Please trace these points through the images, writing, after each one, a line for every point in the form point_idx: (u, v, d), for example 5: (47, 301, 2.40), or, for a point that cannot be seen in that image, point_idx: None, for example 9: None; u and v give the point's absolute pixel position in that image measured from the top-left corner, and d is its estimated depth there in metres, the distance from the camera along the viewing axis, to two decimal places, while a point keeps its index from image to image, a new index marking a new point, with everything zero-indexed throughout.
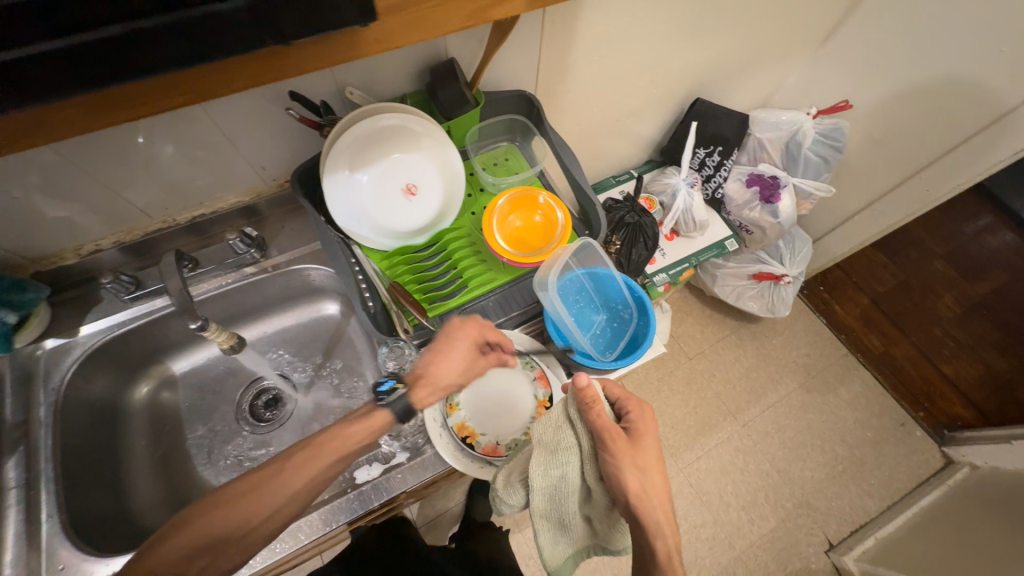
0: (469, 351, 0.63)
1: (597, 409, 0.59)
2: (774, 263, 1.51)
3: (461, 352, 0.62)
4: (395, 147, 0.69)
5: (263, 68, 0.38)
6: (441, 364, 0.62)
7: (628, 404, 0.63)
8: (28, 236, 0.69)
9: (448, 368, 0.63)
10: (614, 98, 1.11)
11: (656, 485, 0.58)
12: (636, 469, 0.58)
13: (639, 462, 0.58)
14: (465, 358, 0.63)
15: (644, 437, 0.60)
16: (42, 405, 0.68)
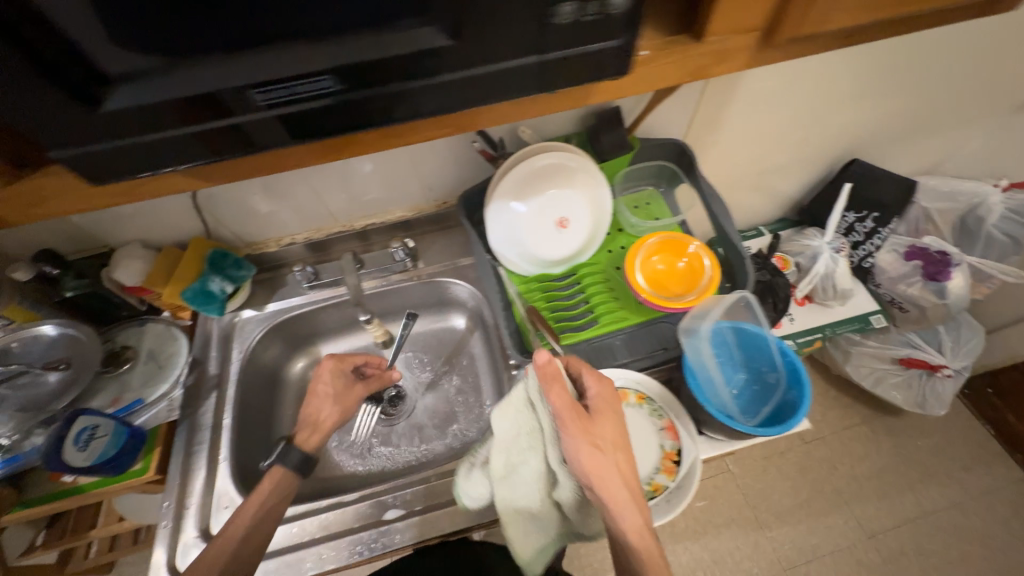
0: (361, 389, 0.77)
1: (558, 389, 0.58)
2: (930, 350, 1.29)
3: (328, 382, 0.74)
4: (554, 182, 0.74)
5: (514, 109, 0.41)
6: (315, 409, 0.73)
7: (586, 378, 0.60)
8: (251, 226, 0.85)
9: (325, 414, 0.73)
10: (758, 153, 1.08)
11: (623, 467, 0.56)
12: (599, 452, 0.55)
13: (602, 442, 0.56)
14: (338, 394, 0.75)
15: (604, 411, 0.58)
16: (233, 363, 0.82)
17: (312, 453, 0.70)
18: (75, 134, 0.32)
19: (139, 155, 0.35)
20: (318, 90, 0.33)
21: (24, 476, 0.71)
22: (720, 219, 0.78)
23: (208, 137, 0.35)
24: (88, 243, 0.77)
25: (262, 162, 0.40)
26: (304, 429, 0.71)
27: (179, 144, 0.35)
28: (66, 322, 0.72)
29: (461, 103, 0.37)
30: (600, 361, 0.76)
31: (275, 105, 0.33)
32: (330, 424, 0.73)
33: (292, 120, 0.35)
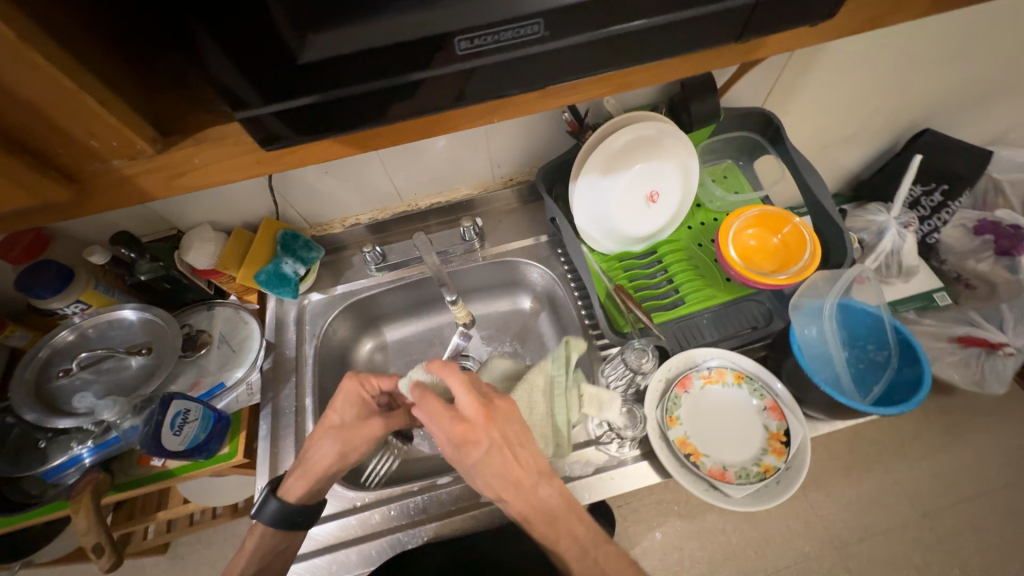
0: (376, 426, 0.65)
1: (430, 404, 0.57)
2: (991, 328, 1.17)
3: (340, 412, 0.65)
4: (647, 155, 0.70)
5: (681, 67, 0.39)
6: (313, 450, 0.64)
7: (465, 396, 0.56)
8: (317, 205, 0.82)
9: (323, 456, 0.63)
10: (829, 123, 1.02)
11: (513, 470, 0.55)
12: (478, 457, 0.55)
13: (484, 451, 0.55)
14: (342, 435, 0.64)
15: (491, 419, 0.56)
16: (309, 345, 0.82)
17: (296, 503, 0.61)
18: (262, 86, 0.30)
19: (310, 116, 0.33)
20: (517, 39, 0.31)
21: (113, 461, 0.71)
22: (811, 186, 0.71)
23: (385, 96, 0.33)
24: (159, 225, 0.76)
25: (415, 129, 0.38)
26: (299, 472, 0.63)
27: (355, 103, 0.33)
28: (143, 306, 0.72)
29: (642, 56, 0.35)
30: (687, 341, 0.72)
31: (471, 56, 0.31)
32: (322, 469, 0.63)
33: (477, 75, 0.33)
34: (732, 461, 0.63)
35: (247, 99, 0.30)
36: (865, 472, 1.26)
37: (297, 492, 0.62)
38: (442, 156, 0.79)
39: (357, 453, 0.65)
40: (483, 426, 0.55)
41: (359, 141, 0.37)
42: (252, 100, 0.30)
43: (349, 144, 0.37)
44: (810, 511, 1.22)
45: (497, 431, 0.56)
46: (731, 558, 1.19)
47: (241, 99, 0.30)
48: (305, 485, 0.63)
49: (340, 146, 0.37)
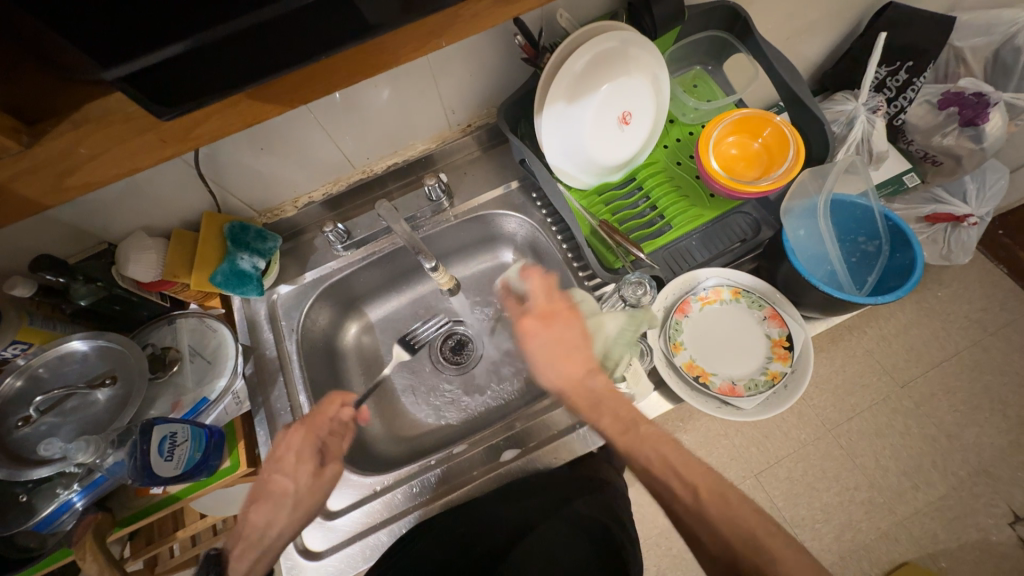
0: (330, 468, 0.65)
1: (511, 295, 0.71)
2: (955, 202, 1.26)
3: (289, 464, 0.64)
4: (615, 71, 0.63)
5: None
6: (256, 517, 0.63)
7: (532, 277, 0.67)
8: (260, 190, 0.74)
9: (274, 527, 0.62)
10: (792, 10, 0.95)
11: (562, 368, 0.62)
12: (539, 342, 0.65)
13: (542, 347, 0.64)
14: (280, 494, 0.63)
15: (551, 320, 0.65)
16: (289, 340, 0.77)
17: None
18: (139, 30, 0.26)
19: (208, 65, 0.29)
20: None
21: (108, 498, 0.67)
22: (786, 80, 0.66)
23: (292, 27, 0.30)
24: (85, 241, 0.67)
25: (381, 55, 0.35)
26: (238, 542, 0.63)
27: (257, 38, 0.29)
28: (93, 333, 0.64)
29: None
30: (679, 265, 0.71)
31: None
32: (275, 533, 0.62)
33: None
34: (740, 375, 0.64)
35: (125, 52, 0.26)
36: (848, 357, 1.34)
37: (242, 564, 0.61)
38: (387, 110, 0.70)
39: (305, 497, 0.63)
40: (542, 322, 0.65)
41: (282, 95, 0.34)
42: (129, 52, 0.26)
43: (271, 101, 0.34)
44: (803, 402, 1.30)
45: (546, 301, 0.66)
46: (736, 457, 1.27)
47: (118, 53, 0.26)
48: (247, 557, 0.61)
49: (261, 104, 0.34)
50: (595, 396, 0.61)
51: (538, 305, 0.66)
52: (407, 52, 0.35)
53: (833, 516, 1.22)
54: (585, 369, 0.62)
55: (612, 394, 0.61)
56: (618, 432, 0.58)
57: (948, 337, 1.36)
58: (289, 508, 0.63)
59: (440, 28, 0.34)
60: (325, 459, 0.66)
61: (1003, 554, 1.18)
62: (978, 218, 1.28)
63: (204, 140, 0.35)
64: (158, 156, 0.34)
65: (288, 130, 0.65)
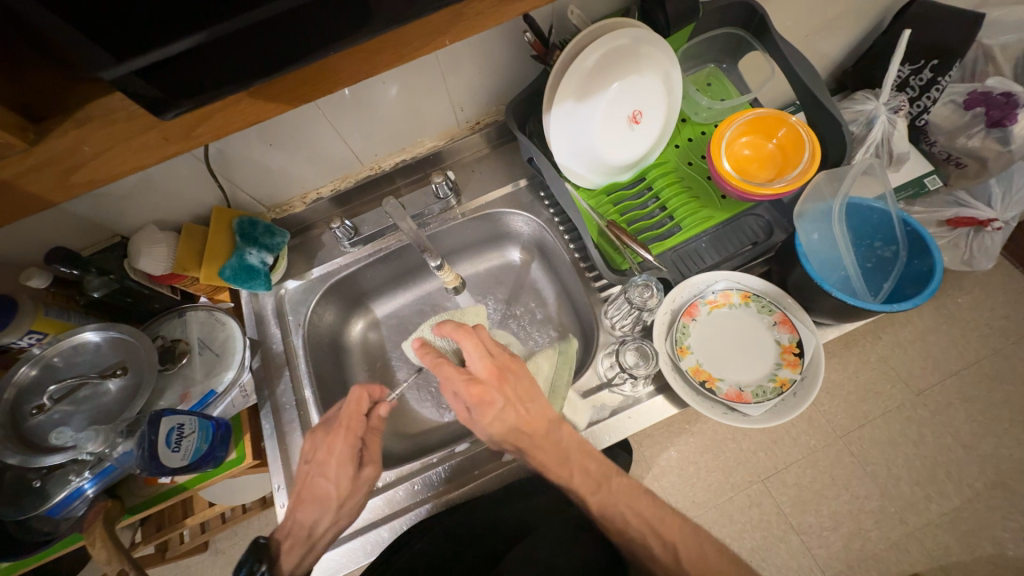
0: (369, 468, 0.64)
1: (441, 363, 0.63)
2: (980, 206, 1.22)
3: (332, 471, 0.62)
4: (626, 69, 0.62)
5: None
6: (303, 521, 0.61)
7: (469, 345, 0.63)
8: (269, 186, 0.74)
9: (322, 527, 0.61)
10: (812, 5, 0.92)
11: (520, 424, 0.59)
12: (496, 412, 0.59)
13: (497, 413, 0.60)
14: (325, 496, 0.61)
15: (501, 379, 0.61)
16: (295, 335, 0.77)
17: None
18: (140, 27, 0.26)
19: (209, 64, 0.29)
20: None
21: (119, 485, 0.69)
22: (804, 80, 0.65)
23: (291, 28, 0.29)
24: (99, 233, 0.68)
25: (384, 51, 0.34)
26: (286, 541, 0.61)
27: (257, 39, 0.29)
28: (105, 324, 0.66)
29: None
30: (687, 267, 0.70)
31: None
32: (323, 537, 0.61)
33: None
34: (747, 381, 0.62)
35: (125, 48, 0.26)
36: (861, 362, 1.31)
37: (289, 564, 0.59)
38: (396, 107, 0.70)
39: (351, 503, 0.63)
40: (495, 384, 0.61)
41: (283, 93, 0.34)
42: (130, 50, 0.26)
43: (273, 99, 0.34)
44: (814, 408, 1.28)
45: (490, 364, 0.62)
46: (743, 462, 1.26)
47: (120, 50, 0.26)
48: (293, 558, 0.60)
49: (262, 102, 0.34)
50: (560, 452, 0.59)
51: (484, 373, 0.61)
52: (409, 51, 0.35)
53: (842, 525, 1.20)
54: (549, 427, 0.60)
55: (581, 448, 0.59)
56: (590, 490, 0.59)
57: (967, 345, 1.32)
58: (334, 516, 0.61)
59: (443, 25, 0.34)
60: (365, 465, 0.64)
61: (1020, 570, 1.15)
62: (1004, 223, 1.24)
63: (207, 137, 0.35)
64: (163, 153, 0.34)
65: (296, 126, 0.66)
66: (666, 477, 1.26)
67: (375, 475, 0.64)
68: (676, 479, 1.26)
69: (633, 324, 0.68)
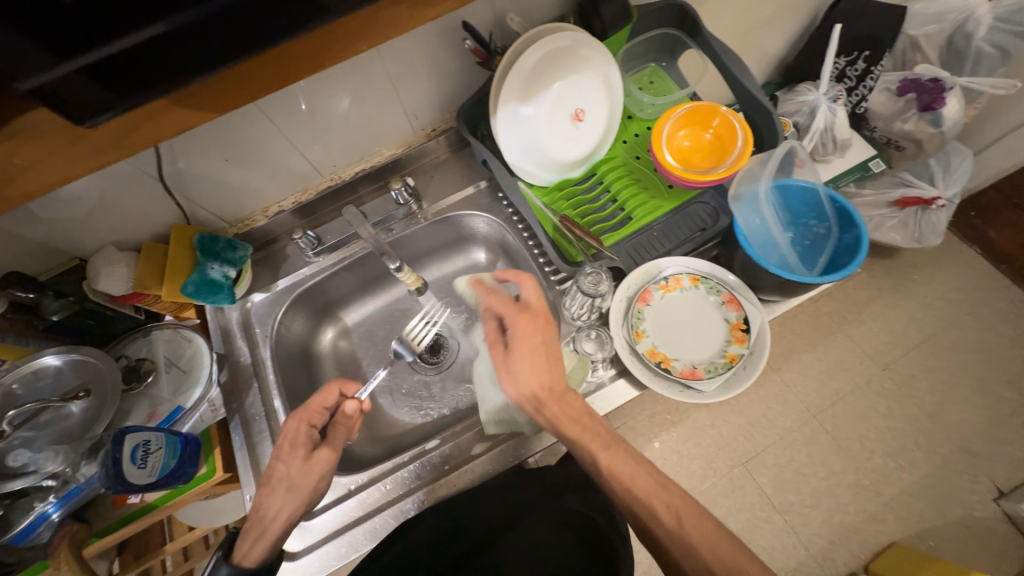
0: (325, 454, 0.64)
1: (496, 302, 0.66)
2: (923, 185, 1.30)
3: (287, 454, 0.64)
4: (565, 70, 0.66)
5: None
6: (264, 506, 0.62)
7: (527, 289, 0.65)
8: (229, 201, 0.75)
9: (278, 512, 0.61)
10: (747, 5, 0.98)
11: (547, 379, 0.61)
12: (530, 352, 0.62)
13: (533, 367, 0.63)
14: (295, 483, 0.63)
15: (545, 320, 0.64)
16: (263, 347, 0.78)
17: (253, 566, 0.58)
18: (58, 39, 0.27)
19: (132, 72, 0.30)
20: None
21: (86, 508, 0.68)
22: (737, 76, 0.70)
23: (194, 37, 0.30)
24: (54, 257, 0.68)
25: (309, 57, 0.36)
26: (249, 534, 0.61)
27: (159, 48, 0.30)
28: (66, 347, 0.65)
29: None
30: (641, 255, 0.73)
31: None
32: (280, 522, 0.61)
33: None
34: (700, 359, 0.65)
35: (41, 58, 0.27)
36: (829, 341, 1.37)
37: (252, 557, 0.59)
38: (350, 118, 0.72)
39: (312, 487, 0.63)
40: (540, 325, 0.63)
41: (210, 103, 0.35)
42: (48, 57, 0.27)
43: (199, 108, 0.35)
44: (787, 389, 1.32)
45: (540, 301, 0.65)
46: (724, 447, 1.28)
47: (37, 57, 0.27)
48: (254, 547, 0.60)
49: (189, 111, 0.35)
50: (574, 411, 0.61)
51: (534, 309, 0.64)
52: (319, 57, 0.36)
53: (821, 500, 1.23)
54: (565, 392, 0.61)
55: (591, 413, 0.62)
56: (600, 447, 0.60)
57: (925, 319, 1.39)
58: (293, 495, 0.62)
59: (351, 32, 0.35)
60: (323, 446, 0.65)
61: (989, 530, 1.20)
62: (947, 200, 1.32)
63: (139, 147, 0.36)
64: (93, 163, 0.36)
65: (250, 140, 0.67)
66: None
67: (330, 458, 0.64)
68: (661, 469, 1.28)
69: (590, 313, 0.71)
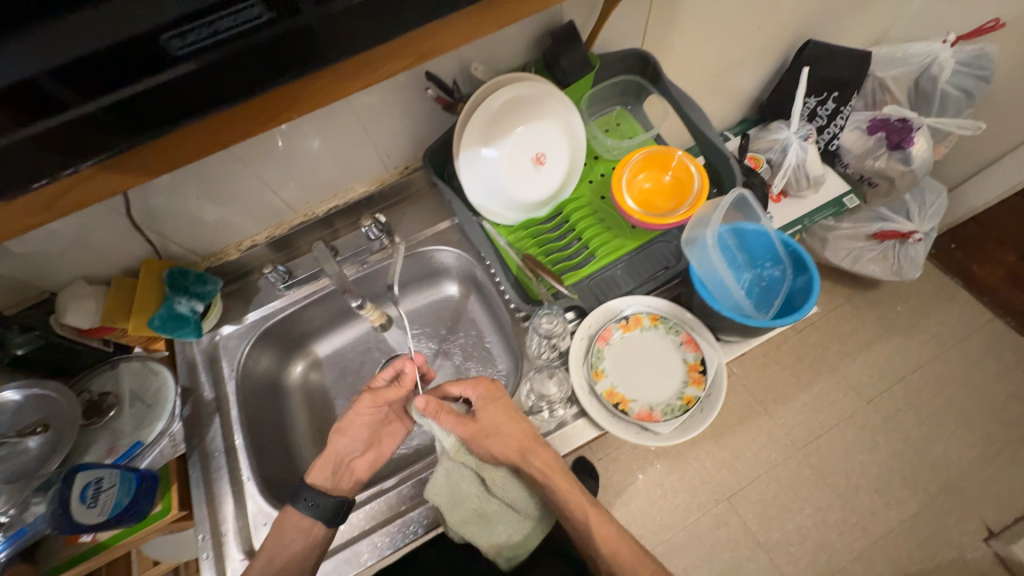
0: (368, 400, 0.67)
1: (440, 412, 0.63)
2: (900, 219, 1.32)
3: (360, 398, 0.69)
4: (523, 118, 0.69)
5: (472, 25, 0.37)
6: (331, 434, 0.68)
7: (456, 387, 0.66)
8: (202, 236, 0.77)
9: (336, 442, 0.68)
10: (715, 50, 1.02)
11: (522, 441, 0.63)
12: (493, 433, 0.63)
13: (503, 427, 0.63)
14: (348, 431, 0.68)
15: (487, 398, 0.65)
16: (228, 381, 0.77)
17: (308, 483, 0.66)
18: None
19: (63, 144, 0.31)
20: (241, 24, 0.30)
21: (38, 547, 0.67)
22: (694, 121, 0.73)
23: (119, 114, 0.31)
24: (24, 292, 0.69)
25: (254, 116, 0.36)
26: (319, 466, 0.67)
27: (86, 124, 0.31)
28: (28, 382, 0.65)
29: (419, 17, 0.34)
30: (605, 293, 0.74)
31: (191, 55, 0.30)
32: (335, 448, 0.68)
33: (214, 69, 0.31)
34: (657, 402, 0.65)
35: None
36: (813, 374, 1.38)
37: (319, 479, 0.67)
38: (321, 158, 0.74)
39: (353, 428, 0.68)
40: (488, 406, 0.65)
41: (143, 166, 0.35)
42: None
43: (131, 172, 0.35)
44: (771, 422, 1.32)
45: (477, 384, 0.66)
46: (709, 482, 1.26)
47: None
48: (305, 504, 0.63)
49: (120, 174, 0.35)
50: (554, 463, 0.64)
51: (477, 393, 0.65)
52: (248, 125, 0.36)
53: (808, 538, 1.21)
54: (540, 451, 0.64)
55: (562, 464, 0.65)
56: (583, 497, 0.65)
57: (909, 353, 1.39)
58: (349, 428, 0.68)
59: (279, 100, 0.35)
60: (382, 395, 0.68)
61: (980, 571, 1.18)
62: (924, 234, 1.34)
63: (68, 212, 0.35)
64: (16, 229, 0.35)
65: (221, 179, 0.69)
66: (634, 502, 1.26)
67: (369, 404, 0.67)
68: (644, 503, 1.25)
69: (550, 351, 0.71)
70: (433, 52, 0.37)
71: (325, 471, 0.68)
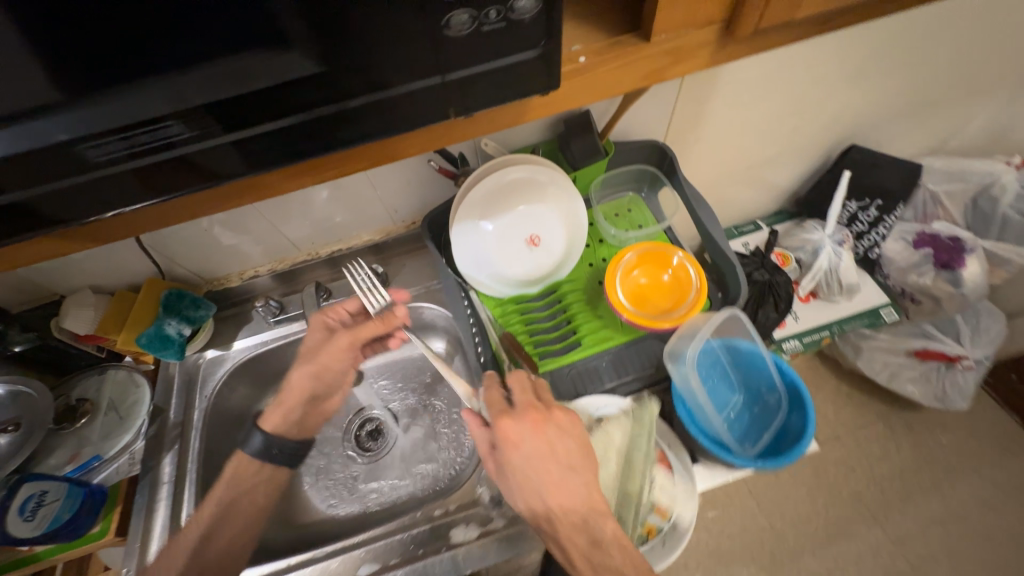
0: (347, 338, 0.73)
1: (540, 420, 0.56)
2: (948, 341, 1.18)
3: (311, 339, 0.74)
4: (524, 198, 0.69)
5: (423, 138, 0.39)
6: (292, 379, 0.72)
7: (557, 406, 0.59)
8: (208, 262, 0.80)
9: (298, 386, 0.72)
10: (748, 145, 1.00)
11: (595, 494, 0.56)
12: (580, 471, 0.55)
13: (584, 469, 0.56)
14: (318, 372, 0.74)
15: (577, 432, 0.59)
16: (196, 409, 0.78)
17: (270, 429, 0.70)
18: None
19: None
20: (161, 139, 0.32)
21: None
22: (703, 222, 0.70)
23: (39, 207, 0.34)
24: (38, 293, 0.74)
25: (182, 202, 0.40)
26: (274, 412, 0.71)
27: (15, 211, 0.33)
28: (15, 379, 0.68)
29: (366, 136, 0.36)
30: (583, 386, 0.69)
31: (109, 162, 0.32)
32: (296, 393, 0.72)
33: (161, 169, 0.34)
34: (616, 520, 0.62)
35: None
36: (831, 495, 1.26)
37: (279, 425, 0.71)
38: (328, 206, 0.77)
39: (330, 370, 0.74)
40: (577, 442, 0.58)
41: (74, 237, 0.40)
42: None
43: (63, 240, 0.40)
44: (777, 541, 1.21)
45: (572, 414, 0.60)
46: None
47: None
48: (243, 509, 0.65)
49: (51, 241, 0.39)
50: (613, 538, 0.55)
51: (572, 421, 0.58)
52: (195, 207, 0.40)
53: None
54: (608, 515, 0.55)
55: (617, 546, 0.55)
56: None
57: (949, 492, 1.24)
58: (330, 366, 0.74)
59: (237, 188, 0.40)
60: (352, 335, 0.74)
61: None
62: (975, 362, 1.20)
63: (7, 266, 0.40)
64: None
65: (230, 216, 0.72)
66: None
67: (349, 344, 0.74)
68: None
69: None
70: (381, 159, 0.41)
71: (284, 417, 0.71)
